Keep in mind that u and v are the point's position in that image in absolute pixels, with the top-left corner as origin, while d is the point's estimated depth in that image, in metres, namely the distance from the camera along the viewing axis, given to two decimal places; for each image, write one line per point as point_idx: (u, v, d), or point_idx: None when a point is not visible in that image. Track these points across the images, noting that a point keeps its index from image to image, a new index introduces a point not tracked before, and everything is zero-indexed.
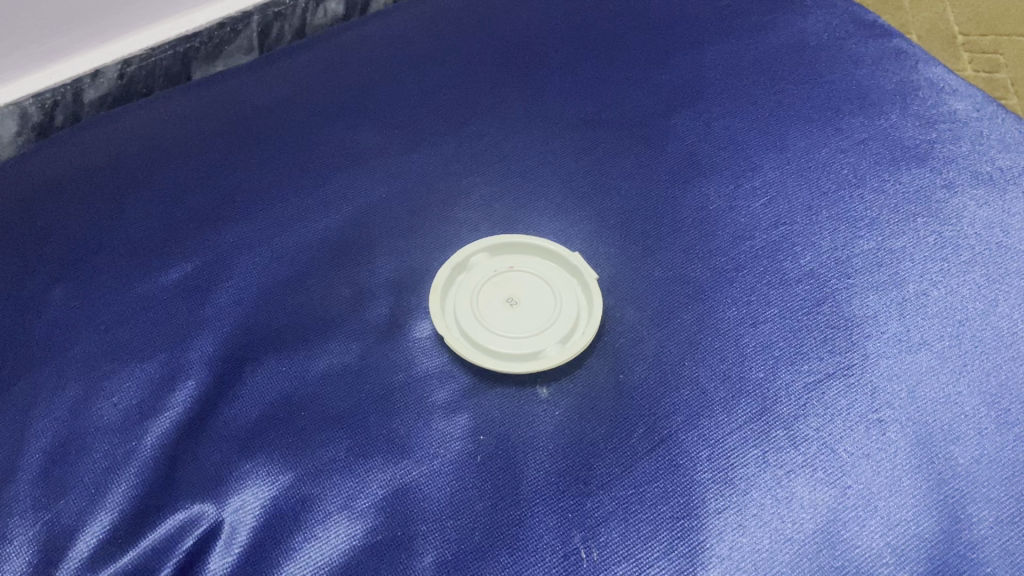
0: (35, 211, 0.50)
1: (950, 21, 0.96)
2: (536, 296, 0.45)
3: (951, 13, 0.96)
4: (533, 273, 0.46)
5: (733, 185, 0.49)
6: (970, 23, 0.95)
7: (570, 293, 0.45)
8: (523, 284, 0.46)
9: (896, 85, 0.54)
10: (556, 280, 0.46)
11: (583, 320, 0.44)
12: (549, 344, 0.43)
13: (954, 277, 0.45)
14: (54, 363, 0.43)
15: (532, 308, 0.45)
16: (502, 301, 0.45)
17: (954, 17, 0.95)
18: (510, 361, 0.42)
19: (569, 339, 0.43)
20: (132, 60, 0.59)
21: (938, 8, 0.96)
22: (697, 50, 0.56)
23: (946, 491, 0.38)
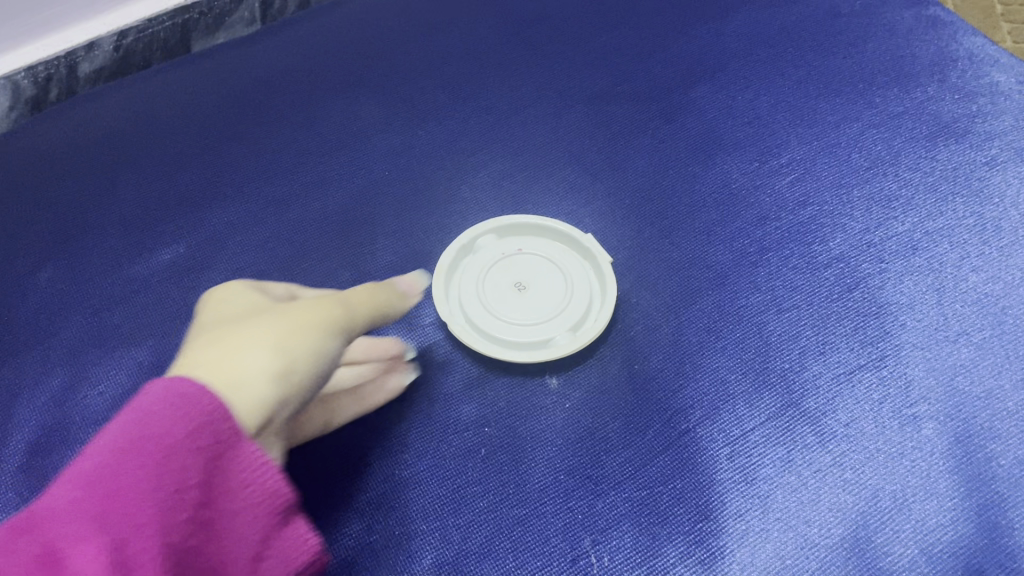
0: (23, 188, 0.48)
1: None
2: (546, 282, 0.43)
3: None
4: (544, 257, 0.44)
5: (757, 162, 0.46)
6: None
7: (582, 279, 0.43)
8: (532, 269, 0.43)
9: (934, 54, 0.51)
10: (567, 265, 0.44)
11: (595, 306, 0.42)
12: (558, 331, 0.41)
13: (996, 262, 0.41)
14: (41, 348, 0.41)
15: (540, 292, 0.42)
16: (510, 287, 0.43)
17: None
18: (518, 349, 0.40)
19: (580, 326, 0.41)
20: (128, 32, 0.57)
21: None
22: (721, 17, 0.53)
23: (987, 493, 0.35)
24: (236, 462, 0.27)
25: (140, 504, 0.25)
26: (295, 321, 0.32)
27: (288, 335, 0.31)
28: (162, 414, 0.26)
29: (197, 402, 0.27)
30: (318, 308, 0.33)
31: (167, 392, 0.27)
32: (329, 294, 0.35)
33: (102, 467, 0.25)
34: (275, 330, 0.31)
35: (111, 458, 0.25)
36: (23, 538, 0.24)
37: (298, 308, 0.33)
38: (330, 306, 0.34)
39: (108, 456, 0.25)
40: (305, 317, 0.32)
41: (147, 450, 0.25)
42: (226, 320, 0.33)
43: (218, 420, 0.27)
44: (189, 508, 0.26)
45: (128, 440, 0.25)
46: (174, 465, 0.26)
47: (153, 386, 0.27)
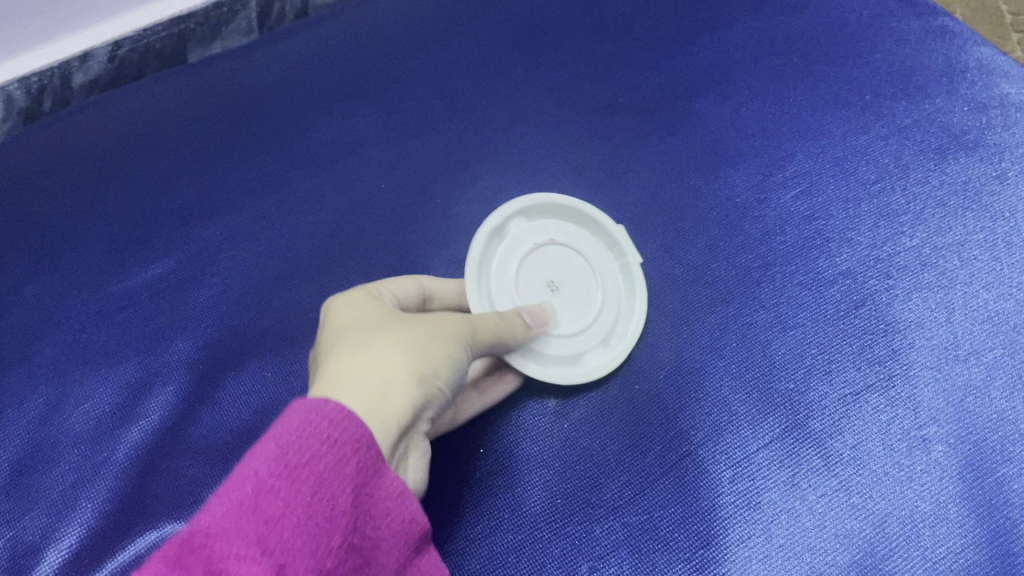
0: (11, 197, 0.46)
1: None
2: (576, 278, 0.40)
3: None
4: (575, 247, 0.41)
5: (762, 174, 0.45)
6: None
7: (611, 281, 0.40)
8: (562, 260, 0.40)
9: (946, 63, 0.49)
10: (599, 260, 0.41)
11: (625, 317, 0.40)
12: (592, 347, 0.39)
13: (1005, 279, 0.40)
14: (26, 363, 0.40)
15: (573, 289, 0.40)
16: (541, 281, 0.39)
17: None
18: (553, 366, 0.38)
19: (610, 339, 0.39)
20: (123, 42, 0.56)
21: None
22: (729, 21, 0.51)
23: (997, 520, 0.34)
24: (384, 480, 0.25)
25: (306, 503, 0.24)
26: (443, 338, 0.30)
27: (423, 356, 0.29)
28: (326, 426, 0.24)
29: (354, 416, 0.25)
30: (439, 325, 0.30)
31: (327, 402, 0.25)
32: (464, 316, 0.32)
33: (276, 472, 0.24)
34: (409, 340, 0.29)
35: (278, 467, 0.24)
36: (196, 555, 0.23)
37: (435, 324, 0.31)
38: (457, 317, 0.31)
39: (273, 462, 0.24)
40: (434, 328, 0.30)
41: (315, 455, 0.24)
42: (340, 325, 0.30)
43: (365, 440, 0.25)
44: (342, 533, 0.24)
45: (291, 445, 0.24)
46: (333, 471, 0.24)
47: (300, 401, 0.25)
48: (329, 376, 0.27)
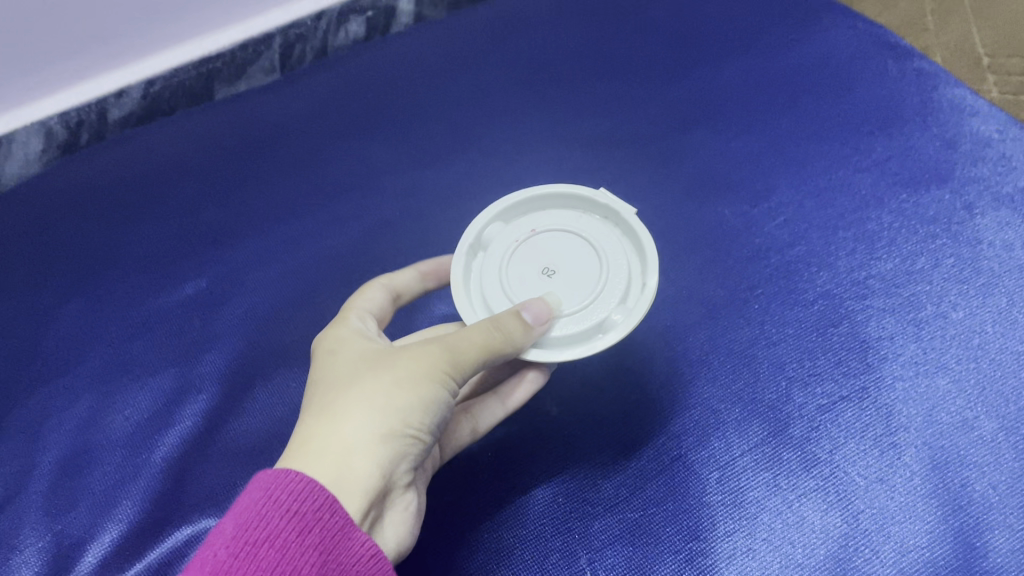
0: (53, 222, 0.51)
1: None
2: (575, 259, 0.38)
3: None
4: (564, 231, 0.39)
5: (749, 204, 0.49)
6: None
7: (617, 251, 0.38)
8: (554, 247, 0.39)
9: (919, 105, 0.53)
10: (596, 236, 0.39)
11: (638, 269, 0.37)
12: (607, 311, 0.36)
13: (972, 299, 0.44)
14: (69, 373, 0.44)
15: (571, 269, 0.38)
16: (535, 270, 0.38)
17: None
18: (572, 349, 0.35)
19: (629, 297, 0.36)
20: (155, 80, 0.60)
21: None
22: (718, 65, 0.56)
23: (962, 517, 0.37)
24: (344, 534, 0.28)
25: (268, 558, 0.27)
26: (421, 383, 0.32)
27: (396, 408, 0.31)
28: (292, 488, 0.28)
29: (311, 484, 0.28)
30: (419, 368, 0.32)
31: (287, 469, 0.29)
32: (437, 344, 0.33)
33: (241, 531, 0.27)
34: (384, 395, 0.32)
35: (241, 527, 0.27)
36: None
37: (416, 367, 0.32)
38: (439, 355, 0.32)
39: (244, 515, 0.28)
40: (411, 376, 0.32)
41: (273, 523, 0.28)
42: (330, 377, 0.34)
43: (323, 506, 0.28)
44: None
45: (254, 509, 0.28)
46: (292, 533, 0.27)
47: (265, 473, 0.29)
48: (316, 437, 0.31)
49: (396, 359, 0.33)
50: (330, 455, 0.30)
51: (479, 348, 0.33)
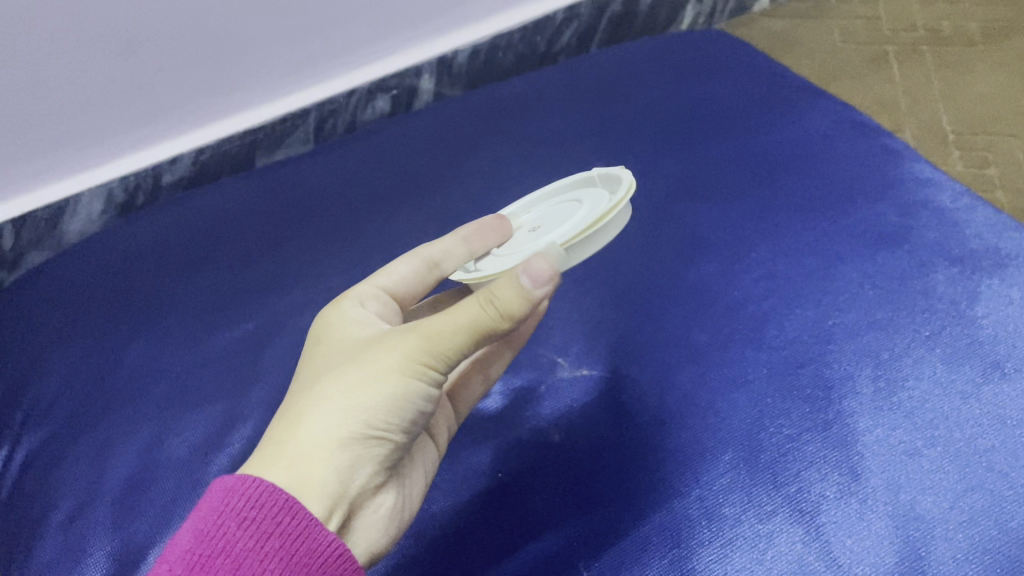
0: (121, 276, 0.59)
1: None
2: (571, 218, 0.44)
3: None
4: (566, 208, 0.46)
5: (730, 261, 0.56)
6: None
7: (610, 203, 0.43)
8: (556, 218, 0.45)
9: (881, 179, 0.61)
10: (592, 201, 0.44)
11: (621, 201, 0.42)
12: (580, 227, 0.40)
13: (924, 345, 0.50)
14: (135, 403, 0.51)
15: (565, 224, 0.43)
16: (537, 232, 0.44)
17: None
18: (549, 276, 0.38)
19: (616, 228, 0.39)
20: (205, 150, 0.69)
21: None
22: (702, 143, 0.64)
23: (909, 531, 0.42)
24: (304, 532, 0.32)
25: (229, 561, 0.31)
26: (387, 383, 0.34)
27: (357, 407, 0.34)
28: (249, 496, 0.32)
29: (264, 491, 0.32)
30: (388, 363, 0.34)
31: (245, 477, 0.32)
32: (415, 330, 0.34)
33: (200, 541, 0.31)
34: (354, 393, 0.34)
35: (199, 538, 0.31)
36: None
37: (389, 362, 0.34)
38: (410, 346, 0.34)
39: (203, 527, 0.32)
40: (381, 370, 0.34)
41: (230, 531, 0.31)
42: (320, 364, 0.37)
43: (274, 511, 0.32)
44: None
45: (213, 520, 0.32)
46: (251, 537, 0.31)
47: (225, 479, 0.33)
48: (287, 434, 0.34)
49: (369, 351, 0.35)
50: (297, 453, 0.33)
51: (456, 339, 0.33)
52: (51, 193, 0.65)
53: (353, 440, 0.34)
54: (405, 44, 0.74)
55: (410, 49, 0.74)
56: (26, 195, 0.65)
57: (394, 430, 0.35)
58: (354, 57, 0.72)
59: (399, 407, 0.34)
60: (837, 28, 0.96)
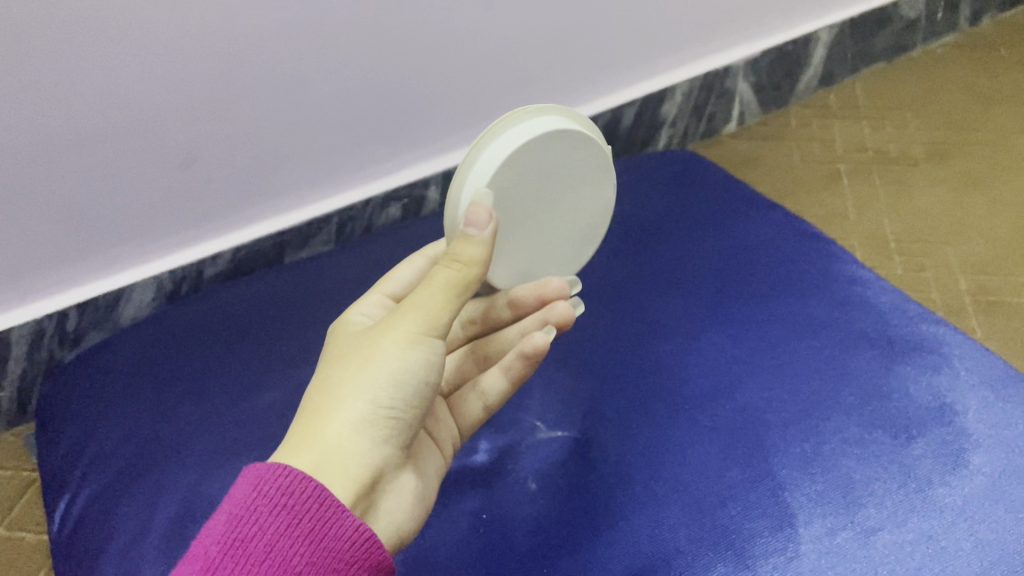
0: (169, 351, 0.70)
1: (982, 253, 0.91)
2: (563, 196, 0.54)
3: (981, 246, 0.92)
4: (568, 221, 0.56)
5: (683, 344, 0.66)
6: (1000, 249, 0.91)
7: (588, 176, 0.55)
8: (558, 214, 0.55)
9: (816, 277, 0.72)
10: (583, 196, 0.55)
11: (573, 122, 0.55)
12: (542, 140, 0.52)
13: (845, 415, 0.60)
14: (180, 455, 0.61)
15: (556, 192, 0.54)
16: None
17: (985, 249, 0.91)
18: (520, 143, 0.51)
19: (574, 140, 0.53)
20: (242, 248, 0.80)
21: (973, 242, 0.92)
22: (663, 250, 0.76)
23: (824, 566, 0.52)
24: (328, 515, 0.39)
25: (263, 540, 0.38)
26: (389, 364, 0.42)
27: (366, 387, 0.42)
28: (279, 485, 0.39)
29: (294, 483, 0.39)
30: (386, 347, 0.43)
31: (276, 469, 0.39)
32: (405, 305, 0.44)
33: (238, 521, 0.38)
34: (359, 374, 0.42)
35: (238, 520, 0.38)
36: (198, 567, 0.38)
37: (385, 346, 0.43)
38: (399, 328, 0.43)
39: (240, 510, 0.39)
40: (381, 351, 0.43)
41: (265, 516, 0.38)
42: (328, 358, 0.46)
43: (303, 501, 0.39)
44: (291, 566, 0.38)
45: (249, 505, 0.39)
46: (283, 521, 0.38)
47: (260, 467, 0.40)
48: (308, 424, 0.42)
49: (368, 341, 0.44)
50: (315, 439, 0.41)
51: (439, 306, 0.43)
52: (113, 282, 0.77)
53: (365, 421, 0.42)
54: (417, 161, 0.87)
55: (422, 162, 0.87)
56: (92, 284, 0.76)
57: (399, 410, 0.43)
58: (373, 172, 0.84)
59: (399, 380, 0.43)
60: (796, 149, 1.09)
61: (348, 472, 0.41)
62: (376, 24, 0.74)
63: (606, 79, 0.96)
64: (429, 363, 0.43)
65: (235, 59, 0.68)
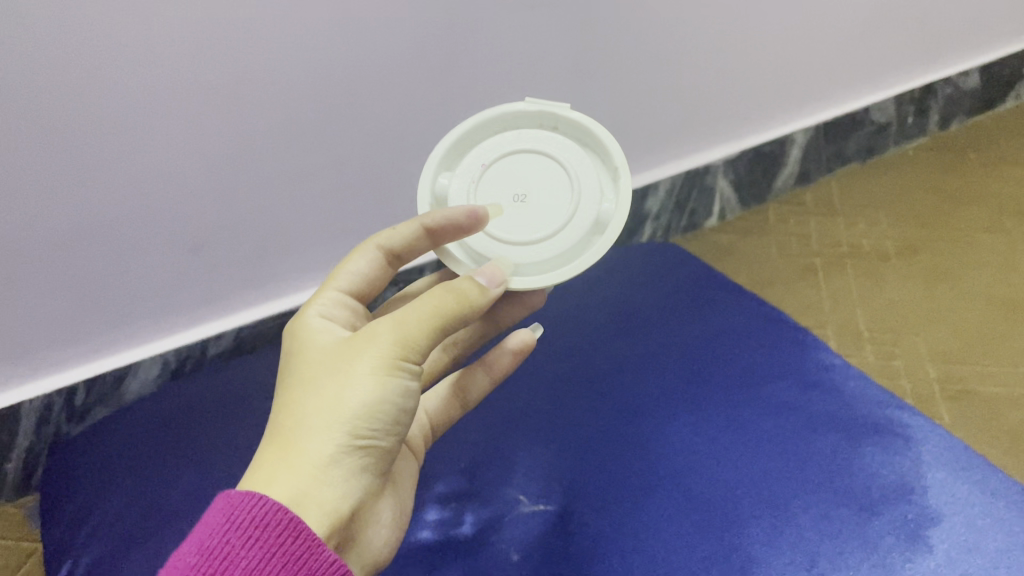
0: (175, 425, 0.75)
1: (949, 345, 0.96)
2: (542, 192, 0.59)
3: (948, 338, 0.97)
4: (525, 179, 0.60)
5: (661, 422, 0.70)
6: (965, 341, 0.97)
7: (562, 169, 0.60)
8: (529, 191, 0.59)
9: (788, 362, 0.76)
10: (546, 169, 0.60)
11: (606, 162, 0.61)
12: (601, 202, 0.59)
13: (813, 492, 0.63)
14: (179, 522, 0.66)
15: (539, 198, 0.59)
16: (521, 204, 0.59)
17: (951, 341, 0.97)
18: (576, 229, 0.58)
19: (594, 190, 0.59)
20: (245, 329, 0.87)
21: (940, 335, 0.98)
22: (644, 333, 0.81)
23: None
24: (302, 547, 0.42)
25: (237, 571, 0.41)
26: (366, 395, 0.45)
27: (345, 418, 0.45)
28: (255, 516, 0.42)
29: (270, 516, 0.42)
30: (364, 375, 0.45)
31: (253, 501, 0.42)
32: (387, 329, 0.46)
33: (214, 550, 0.42)
34: (339, 397, 0.45)
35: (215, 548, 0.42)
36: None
37: (364, 375, 0.45)
38: (376, 356, 0.46)
39: (216, 539, 0.42)
40: (360, 376, 0.45)
41: (240, 546, 0.42)
42: (292, 377, 0.48)
43: (277, 533, 0.42)
44: None
45: (225, 535, 0.42)
46: (258, 552, 0.41)
47: (237, 495, 0.43)
48: (284, 457, 0.44)
49: (343, 367, 0.46)
50: (294, 472, 0.44)
51: (420, 333, 0.46)
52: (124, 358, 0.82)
53: (342, 451, 0.45)
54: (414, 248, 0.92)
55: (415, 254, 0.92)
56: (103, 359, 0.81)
57: (376, 436, 0.46)
58: None
59: (378, 407, 0.45)
60: (775, 242, 1.15)
61: (323, 507, 0.44)
62: (373, 126, 0.80)
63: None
64: (405, 391, 0.46)
65: (240, 155, 0.75)
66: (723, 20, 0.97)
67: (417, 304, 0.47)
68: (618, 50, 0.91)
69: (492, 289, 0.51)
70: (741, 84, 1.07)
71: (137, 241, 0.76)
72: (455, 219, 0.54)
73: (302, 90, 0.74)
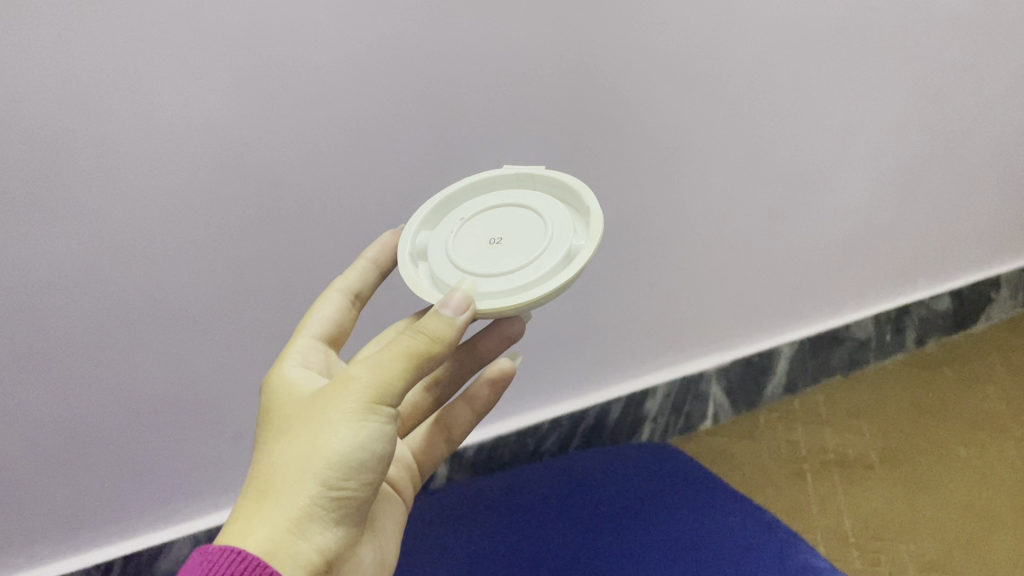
0: None
1: (927, 551, 1.03)
2: (514, 236, 0.68)
3: (926, 545, 1.04)
4: (503, 231, 0.69)
5: None
6: (942, 548, 1.04)
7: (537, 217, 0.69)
8: (502, 236, 0.68)
9: (776, 558, 0.81)
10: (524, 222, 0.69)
11: (582, 213, 0.68)
12: (571, 238, 0.65)
13: None
14: None
15: (509, 240, 0.67)
16: (495, 243, 0.67)
17: (929, 547, 1.04)
18: (553, 251, 0.64)
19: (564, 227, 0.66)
20: None
21: (919, 541, 1.05)
22: (641, 530, 0.87)
23: None
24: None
25: None
26: (342, 438, 0.53)
27: (321, 465, 0.53)
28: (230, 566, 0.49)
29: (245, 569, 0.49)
30: (340, 425, 0.53)
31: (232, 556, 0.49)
32: (359, 373, 0.54)
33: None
34: (317, 439, 0.53)
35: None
36: None
37: (340, 424, 0.53)
38: (352, 406, 0.54)
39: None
40: (337, 420, 0.54)
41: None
42: (278, 429, 0.57)
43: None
44: None
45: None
46: None
47: (218, 549, 0.50)
48: (264, 511, 0.52)
49: (323, 414, 0.54)
50: (273, 527, 0.51)
51: (390, 375, 0.54)
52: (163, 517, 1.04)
53: (318, 500, 0.53)
54: None
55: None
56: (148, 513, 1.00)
57: (350, 483, 0.55)
58: None
59: (354, 449, 0.54)
60: (765, 447, 1.23)
61: (298, 558, 0.52)
62: None
63: (580, 373, 1.18)
64: (379, 432, 0.55)
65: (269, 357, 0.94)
66: (696, 248, 1.11)
67: (390, 350, 0.54)
68: (605, 267, 1.06)
69: (457, 318, 0.56)
70: (723, 301, 1.20)
71: (187, 400, 0.95)
72: (386, 244, 0.77)
73: (336, 272, 0.91)
